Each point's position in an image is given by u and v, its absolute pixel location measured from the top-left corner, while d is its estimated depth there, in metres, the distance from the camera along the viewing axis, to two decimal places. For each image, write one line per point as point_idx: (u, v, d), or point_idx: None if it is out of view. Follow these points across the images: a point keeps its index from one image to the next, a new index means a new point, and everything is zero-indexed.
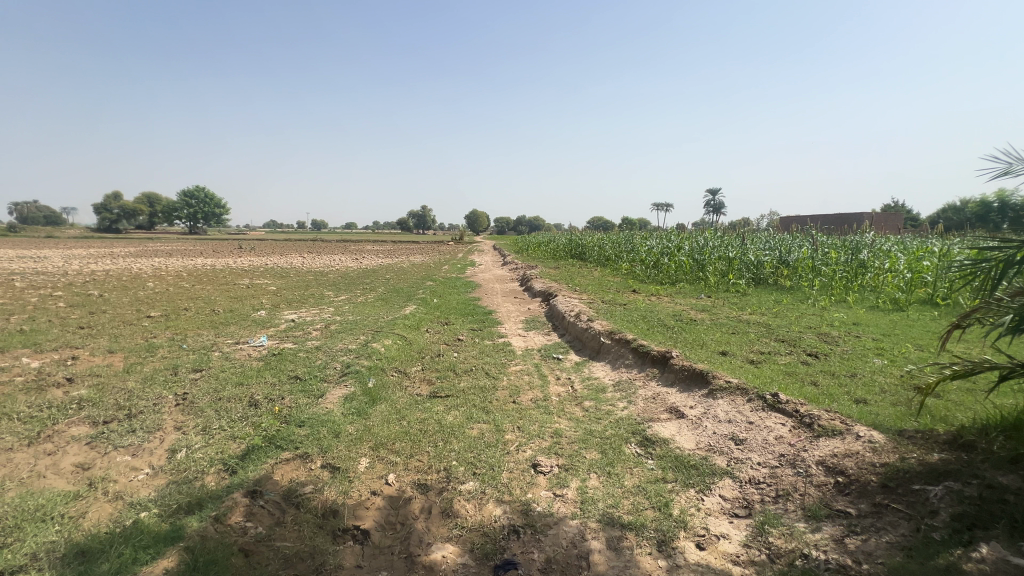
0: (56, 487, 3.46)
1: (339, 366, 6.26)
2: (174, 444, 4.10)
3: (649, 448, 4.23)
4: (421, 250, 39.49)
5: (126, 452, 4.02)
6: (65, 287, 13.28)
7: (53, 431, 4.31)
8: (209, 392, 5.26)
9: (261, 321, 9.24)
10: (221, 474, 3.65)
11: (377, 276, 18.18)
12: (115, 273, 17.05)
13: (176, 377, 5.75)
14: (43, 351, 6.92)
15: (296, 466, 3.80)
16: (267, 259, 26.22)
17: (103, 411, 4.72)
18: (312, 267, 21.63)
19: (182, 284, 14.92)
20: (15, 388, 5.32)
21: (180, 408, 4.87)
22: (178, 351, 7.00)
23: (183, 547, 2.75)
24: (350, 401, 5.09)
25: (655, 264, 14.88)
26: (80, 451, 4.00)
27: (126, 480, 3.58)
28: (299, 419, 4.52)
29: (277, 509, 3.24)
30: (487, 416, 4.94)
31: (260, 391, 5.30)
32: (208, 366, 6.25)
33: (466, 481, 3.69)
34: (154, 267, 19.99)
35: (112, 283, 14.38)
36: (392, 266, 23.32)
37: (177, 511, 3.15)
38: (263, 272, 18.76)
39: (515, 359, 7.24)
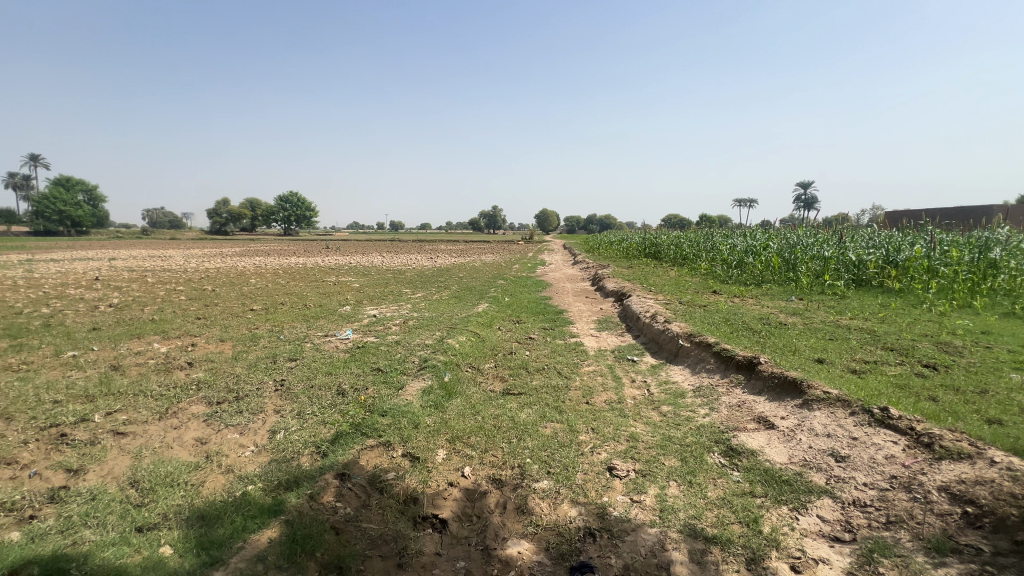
0: (181, 457, 3.93)
1: (416, 360, 6.53)
2: (273, 426, 4.50)
3: (735, 459, 3.96)
4: (491, 249, 40.10)
5: (235, 430, 4.48)
6: (186, 283, 15.09)
7: (178, 408, 4.92)
8: (302, 380, 5.72)
9: (347, 316, 9.91)
10: (315, 455, 3.95)
11: (450, 275, 18.82)
12: (224, 271, 19.22)
13: (274, 365, 6.31)
14: (169, 338, 7.93)
15: (379, 453, 4.02)
16: (350, 258, 28.19)
17: (216, 393, 5.30)
18: (391, 265, 22.86)
19: (278, 280, 16.44)
20: (148, 369, 6.16)
21: (279, 393, 5.35)
22: (276, 341, 7.68)
23: (283, 521, 3.00)
24: (428, 394, 5.29)
25: (739, 263, 13.97)
26: (199, 427, 4.53)
27: (235, 455, 3.99)
28: (381, 409, 4.77)
29: (362, 492, 3.45)
30: (560, 415, 4.91)
31: (346, 381, 5.67)
32: (302, 355, 6.81)
33: (540, 480, 3.69)
34: (257, 265, 22.22)
35: (222, 279, 16.20)
36: (464, 265, 23.95)
37: (278, 486, 3.46)
38: (348, 270, 20.14)
39: (588, 359, 7.12)
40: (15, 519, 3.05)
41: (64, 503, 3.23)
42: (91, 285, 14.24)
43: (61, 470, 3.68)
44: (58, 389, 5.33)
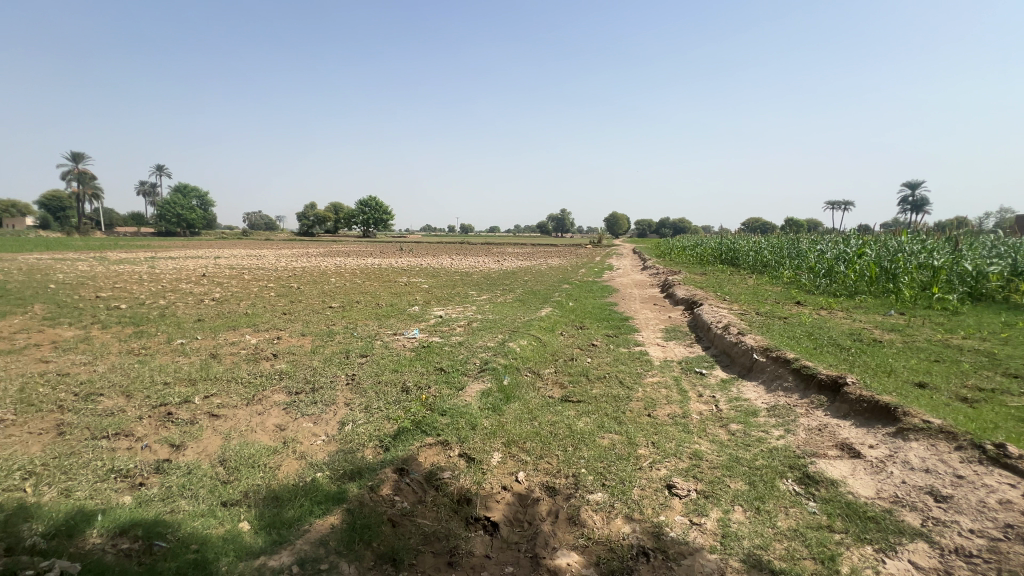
0: (263, 441, 4.31)
1: (478, 362, 6.66)
2: (343, 418, 4.80)
3: (811, 488, 3.63)
4: (558, 253, 40.00)
5: (309, 419, 4.83)
6: (276, 280, 16.52)
7: (262, 395, 5.40)
8: (371, 376, 6.04)
9: (415, 316, 10.34)
10: (378, 449, 4.16)
11: (516, 278, 19.01)
12: (309, 270, 20.85)
13: (347, 360, 6.73)
14: (259, 330, 8.73)
15: (437, 451, 4.14)
16: (421, 259, 29.40)
17: (295, 383, 5.75)
18: (460, 267, 23.53)
19: (356, 280, 17.54)
20: (240, 358, 6.82)
21: (349, 387, 5.69)
22: (350, 337, 8.18)
23: (345, 509, 3.18)
24: (486, 396, 5.37)
25: (828, 272, 12.81)
26: (279, 414, 4.94)
27: (308, 443, 4.31)
28: (441, 408, 4.92)
29: (419, 488, 3.57)
30: (620, 426, 4.77)
31: (411, 379, 5.90)
32: (372, 352, 7.20)
33: (594, 491, 3.61)
34: (338, 265, 23.88)
35: (307, 278, 17.58)
36: (531, 268, 24.08)
37: (343, 476, 3.67)
38: (419, 272, 21.01)
39: (652, 370, 6.86)
40: (128, 484, 3.51)
41: (166, 473, 3.66)
42: (199, 280, 16.05)
43: (165, 445, 4.17)
44: (168, 372, 6.07)
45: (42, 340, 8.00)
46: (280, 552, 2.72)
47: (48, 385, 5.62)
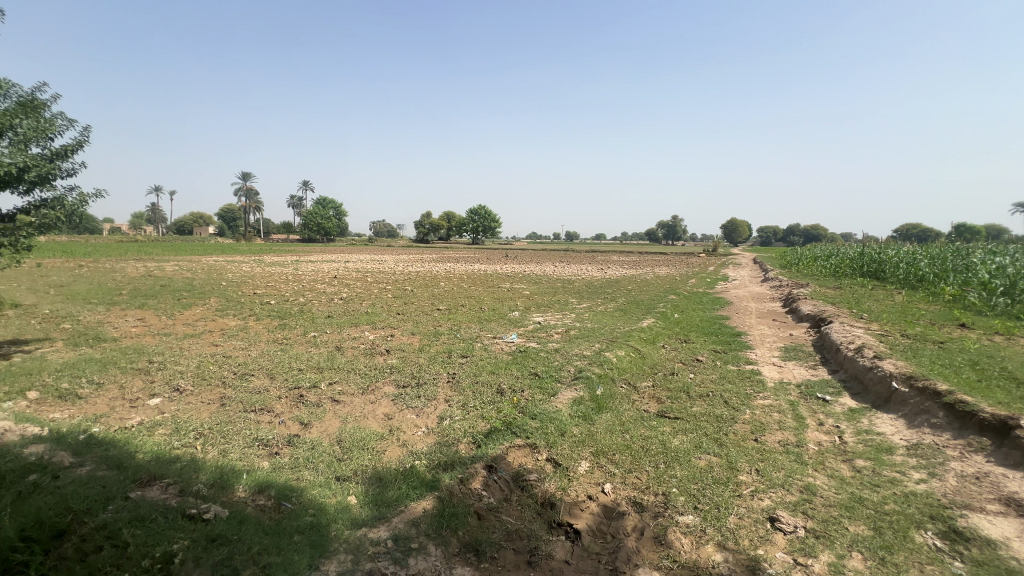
0: (373, 427, 4.80)
1: (572, 370, 6.67)
2: (442, 413, 5.15)
3: (958, 546, 3.05)
4: (667, 262, 38.18)
5: (412, 411, 5.26)
6: (394, 283, 18.15)
7: (375, 386, 6.00)
8: (469, 376, 6.38)
9: (515, 321, 10.64)
10: (471, 445, 4.39)
11: (619, 287, 18.58)
12: (422, 274, 22.53)
13: (449, 360, 7.17)
14: (376, 328, 9.69)
15: (525, 453, 4.25)
16: (525, 266, 30.11)
17: (403, 377, 6.30)
18: (562, 275, 23.62)
19: (463, 284, 18.54)
20: (359, 352, 7.64)
21: (450, 384, 6.07)
22: (454, 339, 8.70)
23: (437, 496, 3.43)
24: (578, 404, 5.37)
25: (1009, 290, 10.53)
26: (387, 404, 5.45)
27: (410, 432, 4.70)
28: (532, 412, 5.03)
29: (505, 486, 3.71)
30: (720, 449, 4.45)
31: (506, 382, 6.11)
32: (472, 353, 7.59)
33: (685, 513, 3.43)
34: (448, 270, 25.45)
35: (420, 281, 19.03)
36: (635, 277, 23.34)
37: (438, 466, 3.95)
38: (522, 278, 21.54)
39: (764, 392, 6.26)
40: (267, 452, 4.15)
41: (295, 446, 4.26)
42: (331, 282, 18.27)
43: (297, 422, 4.85)
44: (302, 360, 7.03)
45: (215, 327, 9.75)
46: (379, 527, 3.02)
47: (216, 364, 6.86)
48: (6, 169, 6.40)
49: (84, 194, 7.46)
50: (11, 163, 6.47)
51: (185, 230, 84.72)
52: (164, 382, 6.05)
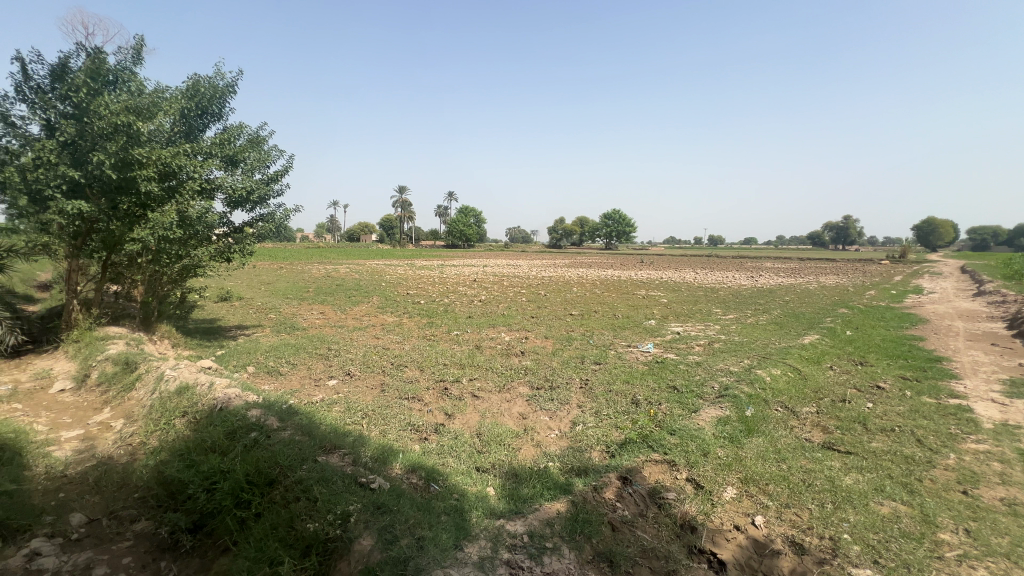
0: (509, 424, 5.03)
1: (716, 386, 6.13)
2: (575, 418, 5.17)
3: None
4: (836, 270, 32.88)
5: (546, 413, 5.38)
6: (529, 287, 18.77)
7: (510, 385, 6.28)
8: (602, 383, 6.29)
9: (651, 330, 10.18)
10: (604, 454, 4.33)
11: (774, 297, 16.56)
12: (556, 279, 22.91)
13: (582, 366, 7.16)
14: (512, 330, 10.12)
15: (663, 470, 4.04)
16: (661, 273, 28.62)
17: (537, 380, 6.48)
18: (704, 283, 21.95)
19: (596, 290, 18.36)
20: (497, 352, 8.07)
21: (582, 390, 6.06)
22: (587, 345, 8.67)
23: (570, 501, 3.44)
24: (723, 424, 4.91)
25: None
26: (522, 404, 5.66)
27: (544, 434, 4.81)
28: (670, 427, 4.76)
29: (641, 501, 3.56)
30: (910, 496, 3.68)
31: (641, 393, 5.89)
32: (606, 360, 7.47)
33: (861, 566, 2.92)
34: (581, 276, 25.47)
35: (554, 286, 19.37)
36: (794, 287, 20.57)
37: (571, 470, 3.97)
38: (659, 285, 20.56)
39: (978, 434, 5.00)
40: (419, 436, 4.64)
41: (441, 434, 4.67)
42: (472, 284, 19.64)
43: (442, 412, 5.32)
44: (447, 356, 7.69)
45: (377, 322, 11.20)
46: (516, 521, 3.15)
47: (378, 354, 7.87)
48: (239, 192, 8.25)
49: (287, 209, 9.23)
50: (243, 187, 8.28)
51: (355, 237, 98.67)
52: (339, 366, 7.16)
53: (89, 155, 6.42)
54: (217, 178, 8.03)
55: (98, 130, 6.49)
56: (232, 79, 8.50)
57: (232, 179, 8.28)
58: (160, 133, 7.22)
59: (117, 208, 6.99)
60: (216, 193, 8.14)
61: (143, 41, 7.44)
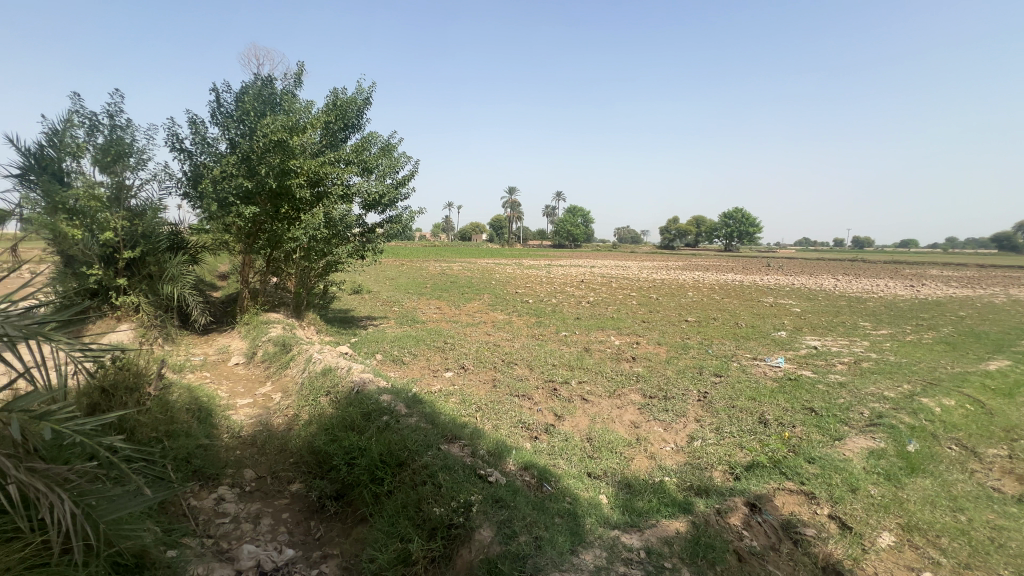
0: (620, 432, 4.89)
1: (866, 413, 5.30)
2: (693, 432, 4.85)
3: None
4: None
5: (660, 424, 5.12)
6: (639, 290, 18.09)
7: (622, 392, 6.09)
8: (724, 398, 5.81)
9: (781, 342, 9.15)
10: (728, 475, 4.00)
11: (943, 311, 13.87)
12: (668, 282, 21.83)
13: (699, 376, 6.70)
14: (623, 334, 9.83)
15: (799, 501, 3.61)
16: (791, 278, 25.70)
17: (649, 387, 6.21)
18: (847, 291, 19.18)
19: (715, 295, 17.06)
20: (606, 356, 7.89)
21: (701, 404, 5.67)
22: (705, 354, 8.09)
23: (690, 521, 3.23)
24: (877, 458, 4.22)
25: None
26: (634, 412, 5.45)
27: (658, 446, 4.59)
28: (808, 454, 4.24)
29: (772, 532, 3.22)
30: None
31: (771, 412, 5.33)
32: (727, 373, 6.89)
33: None
34: (697, 279, 23.92)
35: (666, 290, 18.41)
36: (971, 300, 17.03)
37: (690, 489, 3.73)
38: (790, 292, 18.44)
39: None
40: (530, 435, 4.71)
41: (552, 435, 4.69)
42: (580, 285, 19.51)
43: (553, 413, 5.35)
44: (556, 356, 7.71)
45: (488, 319, 11.66)
46: (632, 534, 3.05)
47: (490, 351, 8.18)
48: (373, 196, 9.16)
49: (412, 211, 10.03)
50: (376, 192, 9.18)
51: (467, 236, 104.03)
52: (454, 360, 7.58)
53: (259, 167, 7.58)
54: (355, 184, 8.99)
55: (265, 146, 7.61)
56: (369, 93, 9.46)
57: (367, 185, 9.22)
58: (311, 146, 8.29)
59: (279, 211, 8.16)
60: (354, 198, 9.13)
61: (302, 66, 8.61)
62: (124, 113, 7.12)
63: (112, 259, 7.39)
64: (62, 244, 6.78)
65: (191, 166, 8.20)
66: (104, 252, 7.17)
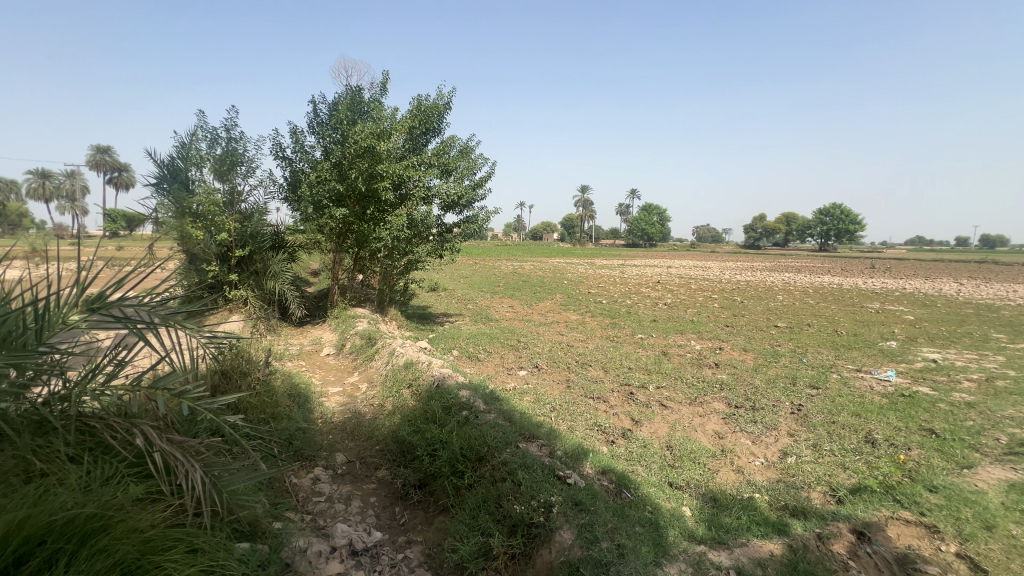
0: (703, 442, 4.64)
1: (1003, 439, 4.58)
2: (786, 448, 4.48)
3: None
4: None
5: (749, 436, 4.79)
6: (721, 292, 17.07)
7: (704, 399, 5.77)
8: (822, 412, 5.30)
9: (891, 353, 8.18)
10: (829, 498, 3.64)
11: None
12: (753, 284, 20.39)
13: (793, 387, 6.17)
14: (703, 338, 9.32)
15: (918, 534, 3.20)
16: (901, 281, 22.94)
17: (735, 396, 5.82)
18: (974, 297, 16.69)
19: (808, 299, 15.65)
20: (686, 361, 7.53)
21: (795, 417, 5.22)
22: (798, 363, 7.44)
23: (786, 544, 2.99)
24: (1019, 493, 3.63)
25: None
26: (718, 422, 5.14)
27: (747, 460, 4.29)
28: (929, 482, 3.74)
29: (885, 565, 2.88)
30: None
31: (880, 431, 4.78)
32: (826, 385, 6.28)
33: None
34: (786, 281, 22.14)
35: (752, 292, 17.20)
36: None
37: (785, 509, 3.45)
38: (900, 297, 16.43)
39: None
40: (606, 438, 4.62)
41: (629, 440, 4.56)
42: (655, 286, 18.81)
43: (629, 418, 5.19)
44: (632, 359, 7.49)
45: (561, 319, 11.61)
46: (720, 552, 2.87)
47: (563, 351, 8.13)
48: (451, 197, 9.45)
49: (488, 211, 10.24)
50: (455, 193, 9.46)
51: (539, 236, 104.42)
52: (528, 358, 7.63)
53: (349, 172, 8.14)
54: (435, 186, 9.33)
55: (355, 151, 8.14)
56: (448, 98, 9.79)
57: (446, 186, 9.54)
58: (395, 151, 8.74)
59: (366, 213, 8.70)
60: (434, 199, 9.49)
61: (387, 75, 9.11)
62: (237, 125, 7.98)
63: (226, 257, 8.33)
64: (188, 244, 7.76)
65: (291, 173, 9.00)
66: (220, 250, 8.13)
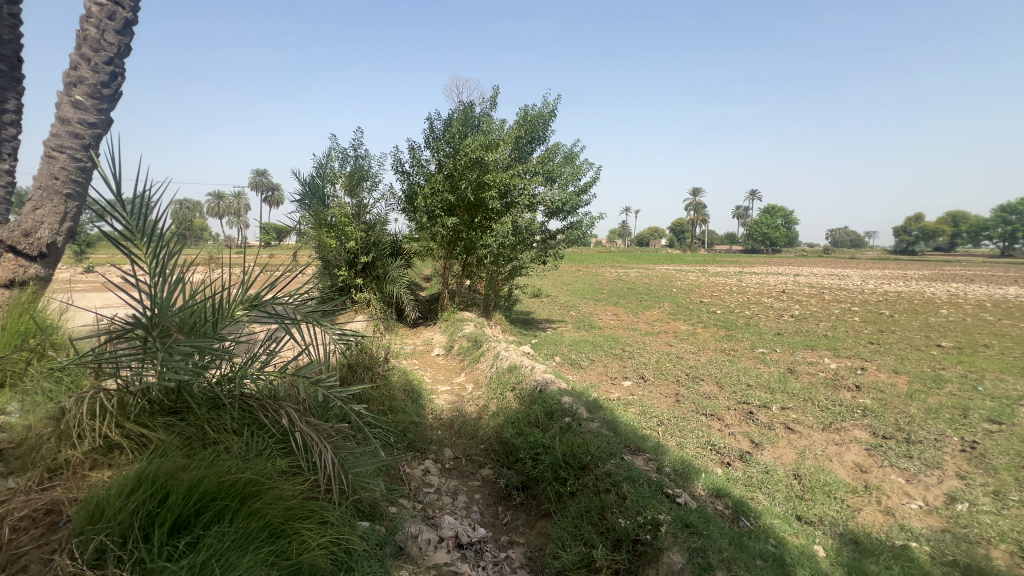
0: (840, 474, 4.05)
1: None
2: (953, 491, 3.73)
3: None
4: None
5: (901, 473, 4.06)
6: (863, 303, 14.85)
7: (841, 426, 5.03)
8: (1007, 454, 4.31)
9: None
10: (1018, 560, 2.95)
11: None
12: (906, 295, 17.42)
13: (963, 420, 5.11)
14: (840, 356, 8.16)
15: None
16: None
17: (882, 425, 4.98)
18: None
19: (984, 314, 12.93)
20: (818, 380, 6.65)
21: (966, 456, 4.32)
22: (970, 391, 6.16)
23: None
24: None
25: None
26: (860, 453, 4.45)
27: (899, 500, 3.65)
28: None
29: None
30: None
31: None
32: (1012, 421, 5.11)
33: None
34: (951, 292, 18.57)
35: (905, 305, 14.69)
36: None
37: (953, 566, 2.87)
38: None
39: None
40: (720, 460, 4.25)
41: (748, 464, 4.14)
42: (779, 296, 16.97)
43: (748, 439, 4.72)
44: (751, 376, 6.82)
45: (669, 329, 11.00)
46: None
47: (671, 363, 7.68)
48: (556, 204, 9.48)
49: (593, 217, 10.10)
50: (559, 200, 9.47)
51: (646, 241, 100.58)
52: (633, 369, 7.34)
53: (460, 182, 8.60)
54: (540, 194, 9.44)
55: (466, 163, 8.58)
56: (554, 106, 9.88)
57: (551, 193, 9.59)
58: (503, 161, 9.03)
59: (474, 221, 9.10)
60: (539, 206, 9.61)
61: (497, 89, 9.47)
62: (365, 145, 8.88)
63: (353, 263, 9.32)
64: (324, 251, 8.84)
65: (408, 185, 9.77)
66: (349, 257, 9.12)
